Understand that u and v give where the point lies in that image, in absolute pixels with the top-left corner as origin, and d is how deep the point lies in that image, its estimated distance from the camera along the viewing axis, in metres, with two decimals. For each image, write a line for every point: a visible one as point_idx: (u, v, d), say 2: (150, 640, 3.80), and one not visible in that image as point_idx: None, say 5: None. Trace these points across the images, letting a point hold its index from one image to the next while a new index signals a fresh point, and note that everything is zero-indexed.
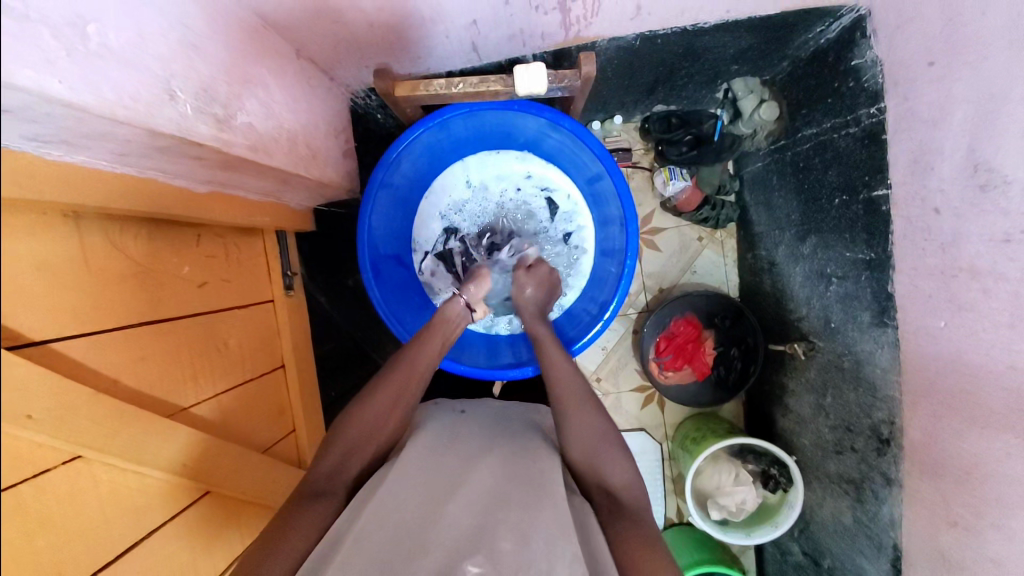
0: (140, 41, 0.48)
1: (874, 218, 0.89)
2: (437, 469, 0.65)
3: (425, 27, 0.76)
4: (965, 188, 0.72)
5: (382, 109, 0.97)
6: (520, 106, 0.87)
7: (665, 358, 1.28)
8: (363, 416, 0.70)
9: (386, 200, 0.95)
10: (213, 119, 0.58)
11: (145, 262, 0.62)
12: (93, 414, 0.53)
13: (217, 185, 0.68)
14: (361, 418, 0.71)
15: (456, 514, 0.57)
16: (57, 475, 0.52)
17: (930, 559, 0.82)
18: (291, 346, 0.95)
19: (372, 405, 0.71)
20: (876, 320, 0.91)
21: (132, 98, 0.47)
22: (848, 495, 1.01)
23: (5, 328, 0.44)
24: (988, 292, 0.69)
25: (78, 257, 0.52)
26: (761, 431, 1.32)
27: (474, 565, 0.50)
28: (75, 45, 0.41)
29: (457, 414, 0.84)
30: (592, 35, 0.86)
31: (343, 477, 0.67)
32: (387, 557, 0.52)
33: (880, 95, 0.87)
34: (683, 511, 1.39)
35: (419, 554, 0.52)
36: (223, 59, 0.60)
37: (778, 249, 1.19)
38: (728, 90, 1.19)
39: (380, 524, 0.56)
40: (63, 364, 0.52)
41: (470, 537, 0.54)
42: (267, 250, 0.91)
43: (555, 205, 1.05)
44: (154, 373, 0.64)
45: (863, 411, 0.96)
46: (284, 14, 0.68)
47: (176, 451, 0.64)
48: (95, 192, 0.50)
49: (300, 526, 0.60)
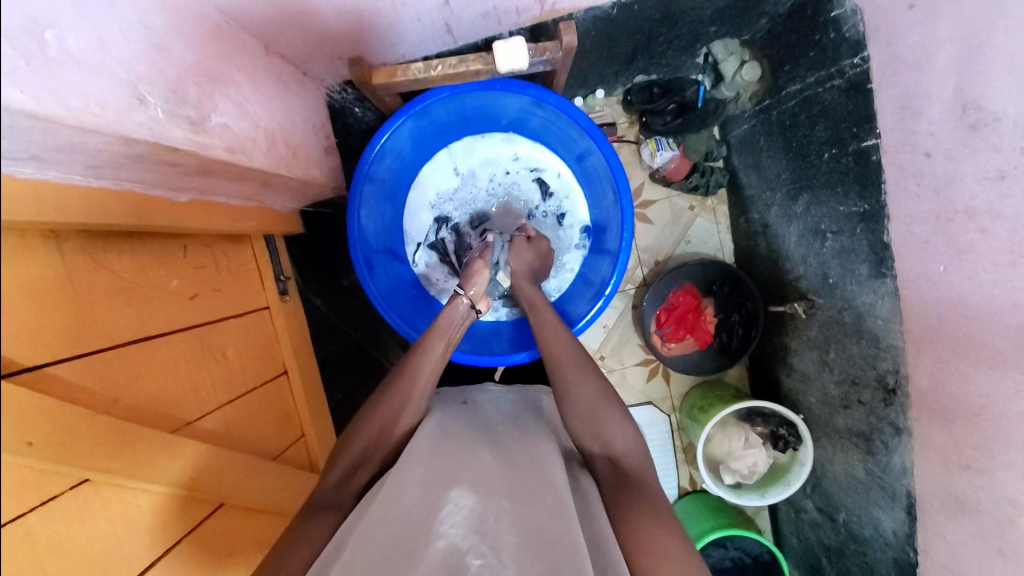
0: (100, 44, 0.46)
1: (866, 169, 0.89)
2: (444, 459, 0.65)
3: (396, 14, 0.74)
4: (954, 130, 0.71)
5: (360, 102, 0.95)
6: (502, 85, 0.85)
7: (666, 330, 1.29)
8: (382, 410, 0.72)
9: (374, 194, 0.93)
10: (187, 122, 0.56)
11: (128, 277, 0.60)
12: (95, 435, 0.51)
13: (196, 192, 0.66)
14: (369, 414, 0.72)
15: (462, 500, 0.56)
16: (66, 499, 0.51)
17: (944, 501, 0.83)
18: (292, 352, 0.94)
19: (375, 408, 0.73)
20: (874, 271, 0.91)
21: (99, 104, 0.45)
22: (859, 447, 1.02)
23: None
24: (986, 232, 0.69)
25: (62, 278, 0.51)
26: (766, 393, 1.33)
27: (476, 557, 0.50)
28: (32, 53, 0.39)
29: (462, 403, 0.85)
30: (569, 7, 0.84)
31: (349, 489, 0.66)
32: (388, 552, 0.52)
33: (861, 43, 0.86)
34: (697, 479, 1.40)
35: (421, 547, 0.51)
36: (190, 60, 0.58)
37: (771, 210, 1.19)
38: (708, 54, 1.20)
39: (385, 520, 0.56)
40: (61, 390, 0.50)
41: (474, 525, 0.53)
42: (257, 258, 0.89)
43: (546, 186, 1.04)
44: (151, 389, 0.62)
45: (867, 362, 0.96)
46: (248, 10, 0.66)
47: (183, 467, 0.63)
48: (72, 211, 0.48)
49: (304, 538, 0.59)
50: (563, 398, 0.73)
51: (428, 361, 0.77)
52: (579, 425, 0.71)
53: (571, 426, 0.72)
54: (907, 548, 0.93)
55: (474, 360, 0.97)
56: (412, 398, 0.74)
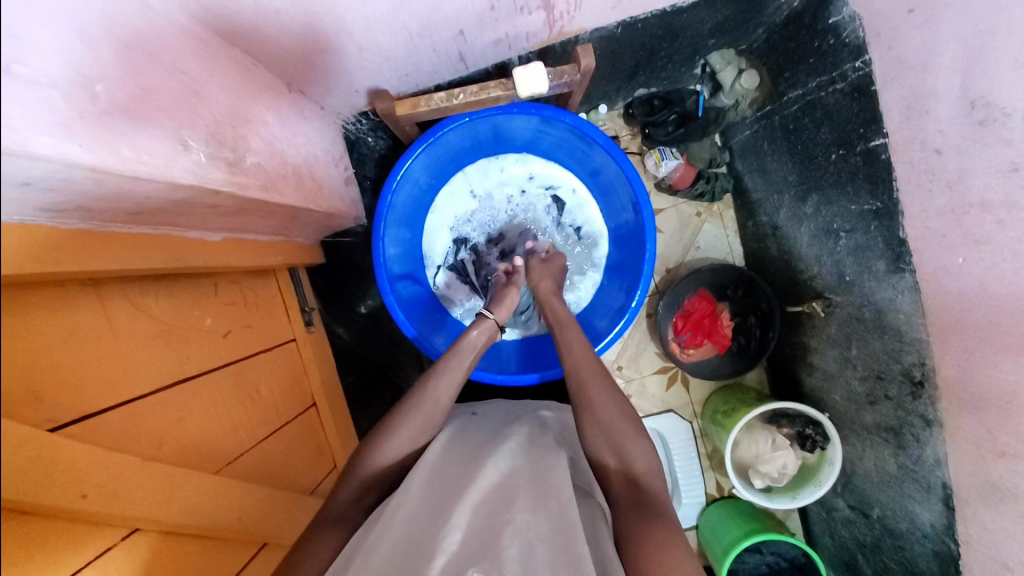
0: (145, 94, 0.46)
1: (875, 168, 0.91)
2: (452, 478, 0.66)
3: (413, 46, 0.76)
4: (964, 127, 0.73)
5: (373, 131, 0.95)
6: (519, 108, 0.87)
7: (684, 336, 1.29)
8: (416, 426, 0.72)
9: (395, 222, 0.94)
10: (226, 163, 0.57)
11: (166, 320, 0.60)
12: (144, 482, 0.51)
13: (227, 230, 0.66)
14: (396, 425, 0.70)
15: (462, 517, 0.56)
16: (120, 550, 0.51)
17: (982, 491, 0.83)
18: (320, 383, 0.93)
19: (403, 423, 0.71)
20: (892, 267, 0.92)
21: (148, 152, 0.45)
22: (890, 443, 1.02)
23: (20, 418, 0.41)
24: (1003, 223, 0.70)
25: (102, 325, 0.51)
26: (788, 393, 1.33)
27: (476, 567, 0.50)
28: (86, 106, 0.40)
29: (473, 417, 0.86)
30: (576, 28, 0.86)
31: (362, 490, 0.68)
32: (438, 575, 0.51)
33: (863, 48, 0.88)
34: (724, 485, 1.40)
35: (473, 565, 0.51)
36: (224, 103, 0.60)
37: (780, 212, 1.20)
38: (706, 65, 1.21)
39: (392, 535, 0.58)
40: (111, 436, 0.50)
41: (478, 542, 0.53)
42: (283, 292, 0.90)
43: (562, 203, 1.06)
44: (194, 431, 0.61)
45: (891, 358, 0.97)
46: (272, 51, 0.67)
47: (227, 507, 0.63)
48: (113, 257, 0.48)
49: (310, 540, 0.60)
50: (586, 412, 0.72)
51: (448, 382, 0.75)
52: (605, 444, 0.70)
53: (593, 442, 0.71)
54: (948, 541, 0.92)
55: (497, 381, 0.95)
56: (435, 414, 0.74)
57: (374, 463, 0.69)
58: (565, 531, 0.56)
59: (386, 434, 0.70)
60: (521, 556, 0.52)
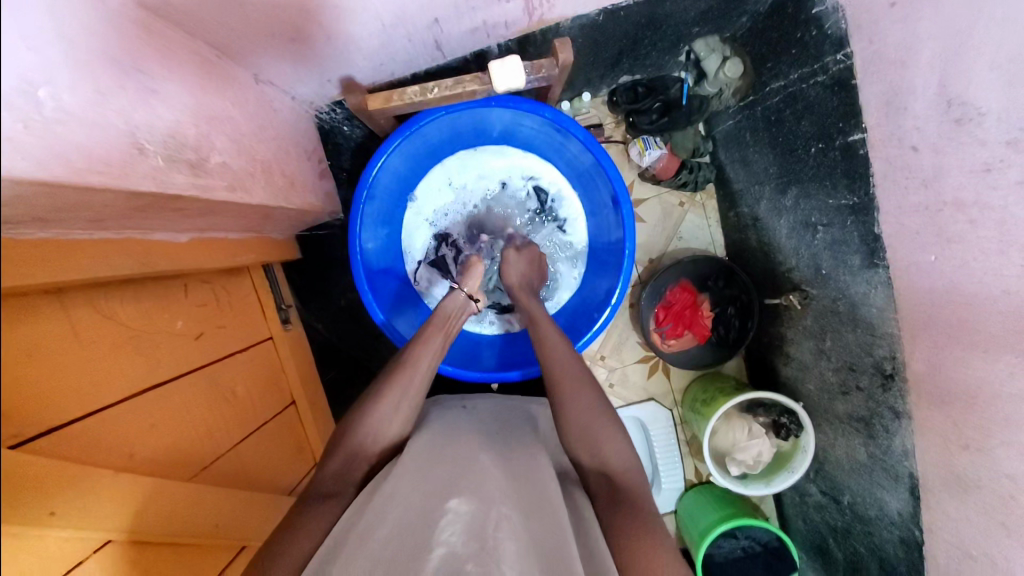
0: (96, 97, 0.44)
1: (853, 163, 0.91)
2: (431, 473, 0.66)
3: (386, 34, 0.73)
4: (940, 125, 0.74)
5: (348, 121, 0.93)
6: (498, 102, 0.86)
7: (665, 327, 1.31)
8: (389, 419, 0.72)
9: (372, 216, 0.93)
10: (187, 165, 0.55)
11: (135, 325, 0.59)
12: (116, 494, 0.50)
13: (193, 232, 0.64)
14: (379, 417, 0.71)
15: (462, 505, 0.55)
16: (91, 562, 0.50)
17: (946, 479, 0.86)
18: (298, 381, 0.92)
19: (388, 414, 0.72)
20: (867, 261, 0.93)
21: (102, 160, 0.43)
22: (861, 432, 1.06)
23: (6, 422, 0.41)
24: (975, 223, 0.72)
25: (69, 335, 0.50)
26: (764, 382, 1.37)
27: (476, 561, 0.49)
28: (32, 115, 0.37)
29: (463, 410, 0.86)
30: (556, 17, 0.83)
31: (349, 477, 0.68)
32: None
33: (844, 40, 0.88)
34: (702, 471, 1.44)
35: None
36: (187, 100, 0.57)
37: (760, 204, 1.21)
38: (690, 52, 1.20)
39: (369, 522, 0.57)
40: (81, 449, 0.49)
41: (474, 531, 0.52)
42: (257, 288, 0.88)
43: (543, 196, 1.04)
44: (167, 438, 0.60)
45: (864, 349, 1.00)
46: (237, 39, 0.64)
47: (203, 513, 0.62)
48: (75, 267, 0.46)
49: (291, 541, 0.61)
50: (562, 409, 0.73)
51: (429, 352, 0.78)
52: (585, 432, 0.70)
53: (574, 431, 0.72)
54: (913, 528, 0.97)
55: (473, 377, 0.95)
56: (412, 394, 0.75)
57: (352, 463, 0.69)
58: (538, 524, 0.57)
59: (369, 428, 0.71)
60: (501, 546, 0.52)
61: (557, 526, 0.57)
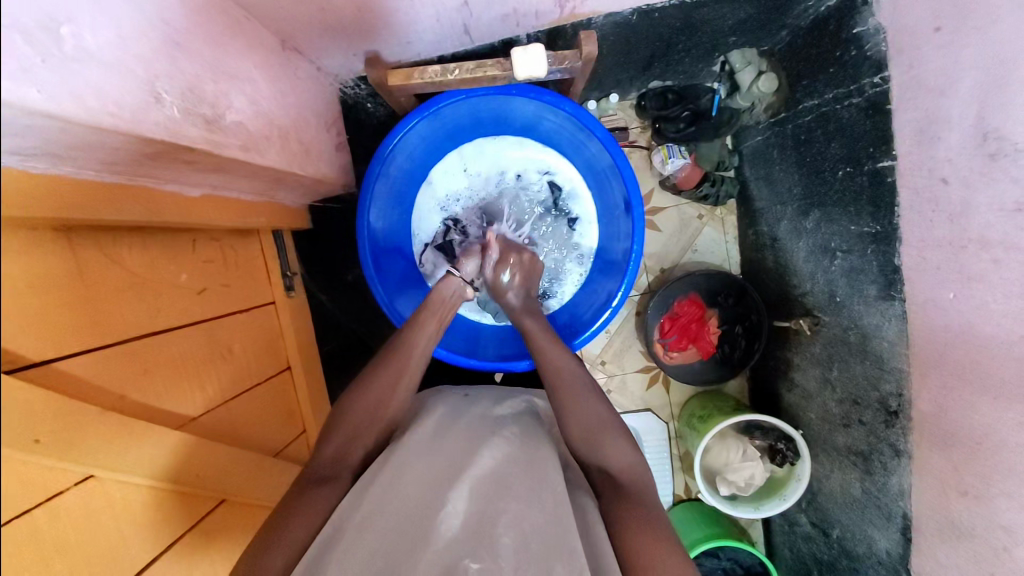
0: (119, 43, 0.45)
1: (880, 191, 0.88)
2: (420, 455, 0.66)
3: (414, 13, 0.73)
4: (973, 159, 0.71)
5: (372, 97, 0.94)
6: (518, 90, 0.85)
7: (668, 339, 1.29)
8: (384, 400, 0.74)
9: (384, 194, 0.94)
10: (202, 120, 0.56)
11: (139, 272, 0.60)
12: (103, 431, 0.52)
13: (208, 187, 0.65)
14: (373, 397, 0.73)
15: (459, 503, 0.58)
16: (71, 494, 0.52)
17: (940, 526, 0.84)
18: (296, 347, 0.94)
19: (385, 392, 0.74)
20: (883, 292, 0.91)
21: (117, 104, 0.45)
22: (857, 467, 1.03)
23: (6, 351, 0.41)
24: (998, 262, 0.69)
25: (74, 271, 0.51)
26: (765, 406, 1.34)
27: (475, 562, 0.51)
28: (51, 51, 0.39)
29: (464, 399, 0.83)
30: (588, 11, 0.83)
31: (341, 458, 0.69)
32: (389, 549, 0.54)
33: (883, 63, 0.85)
34: (691, 488, 1.41)
35: (420, 547, 0.54)
36: (208, 56, 0.58)
37: (780, 225, 1.18)
38: (726, 63, 1.17)
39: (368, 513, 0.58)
40: (71, 384, 0.51)
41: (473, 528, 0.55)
42: (266, 252, 0.89)
43: (557, 191, 1.04)
44: (160, 385, 0.62)
45: (870, 384, 0.98)
46: (264, 3, 0.65)
47: (186, 463, 0.64)
48: (87, 207, 0.48)
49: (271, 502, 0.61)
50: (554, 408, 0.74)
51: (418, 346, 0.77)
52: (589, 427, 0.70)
53: (570, 425, 0.73)
54: (900, 569, 0.94)
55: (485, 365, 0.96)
56: (404, 376, 0.75)
57: (348, 436, 0.71)
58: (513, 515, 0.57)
59: (363, 407, 0.73)
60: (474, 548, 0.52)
61: (541, 520, 0.58)
